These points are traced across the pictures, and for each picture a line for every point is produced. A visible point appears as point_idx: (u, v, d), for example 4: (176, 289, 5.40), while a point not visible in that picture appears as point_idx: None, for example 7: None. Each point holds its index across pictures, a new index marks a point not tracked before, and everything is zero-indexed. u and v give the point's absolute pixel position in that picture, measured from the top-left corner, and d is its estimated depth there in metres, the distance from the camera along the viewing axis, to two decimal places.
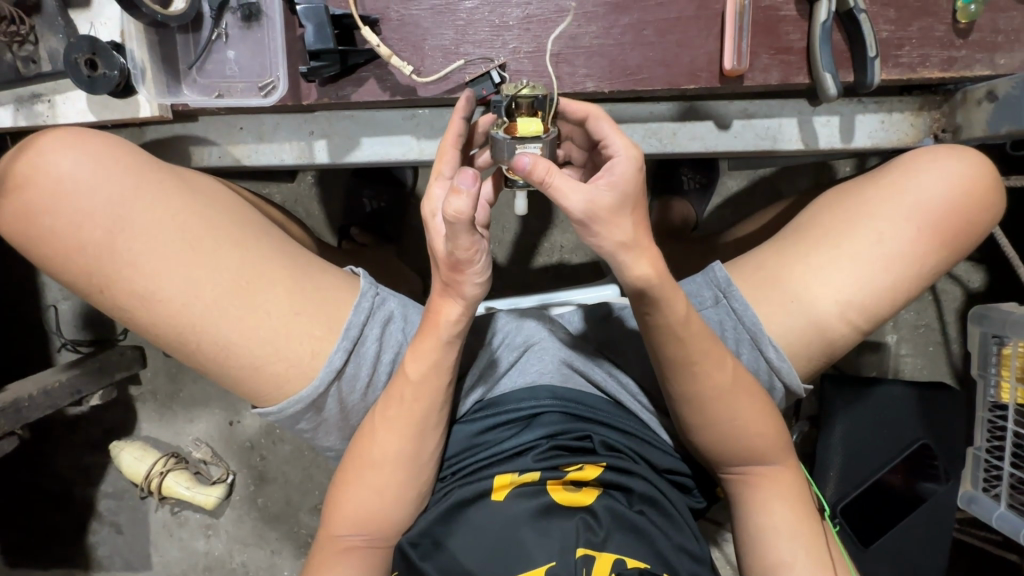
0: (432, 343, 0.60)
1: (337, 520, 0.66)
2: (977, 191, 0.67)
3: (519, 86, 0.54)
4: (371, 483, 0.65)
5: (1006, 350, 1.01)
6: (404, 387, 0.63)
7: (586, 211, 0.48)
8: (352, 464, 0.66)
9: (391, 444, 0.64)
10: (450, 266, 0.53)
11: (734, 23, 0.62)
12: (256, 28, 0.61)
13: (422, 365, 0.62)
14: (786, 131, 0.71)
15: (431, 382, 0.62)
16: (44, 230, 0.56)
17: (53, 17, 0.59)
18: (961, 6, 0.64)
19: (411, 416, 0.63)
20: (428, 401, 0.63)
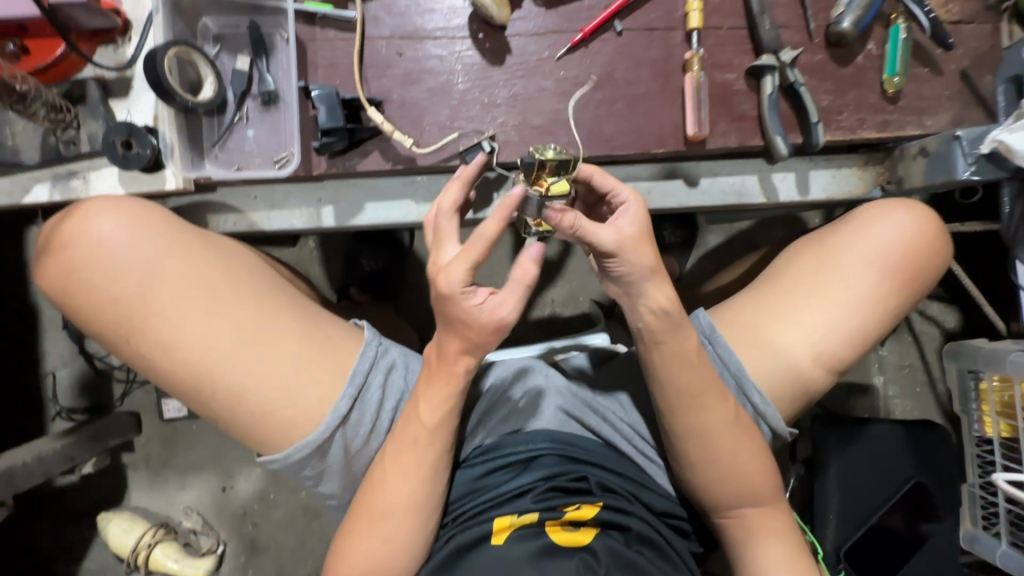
0: (445, 383, 0.62)
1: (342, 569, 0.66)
2: (927, 238, 0.74)
3: (547, 149, 0.57)
4: (375, 530, 0.66)
5: (982, 384, 1.05)
6: (420, 434, 0.64)
7: (619, 243, 0.56)
8: (355, 513, 0.67)
9: (398, 488, 0.65)
10: (483, 323, 0.56)
11: (692, 97, 0.71)
12: (274, 110, 0.69)
13: (432, 410, 0.63)
14: (749, 187, 0.79)
15: (444, 424, 0.64)
16: (80, 284, 0.61)
17: (96, 105, 0.65)
18: (887, 78, 0.74)
19: (416, 462, 0.65)
20: (437, 444, 0.65)
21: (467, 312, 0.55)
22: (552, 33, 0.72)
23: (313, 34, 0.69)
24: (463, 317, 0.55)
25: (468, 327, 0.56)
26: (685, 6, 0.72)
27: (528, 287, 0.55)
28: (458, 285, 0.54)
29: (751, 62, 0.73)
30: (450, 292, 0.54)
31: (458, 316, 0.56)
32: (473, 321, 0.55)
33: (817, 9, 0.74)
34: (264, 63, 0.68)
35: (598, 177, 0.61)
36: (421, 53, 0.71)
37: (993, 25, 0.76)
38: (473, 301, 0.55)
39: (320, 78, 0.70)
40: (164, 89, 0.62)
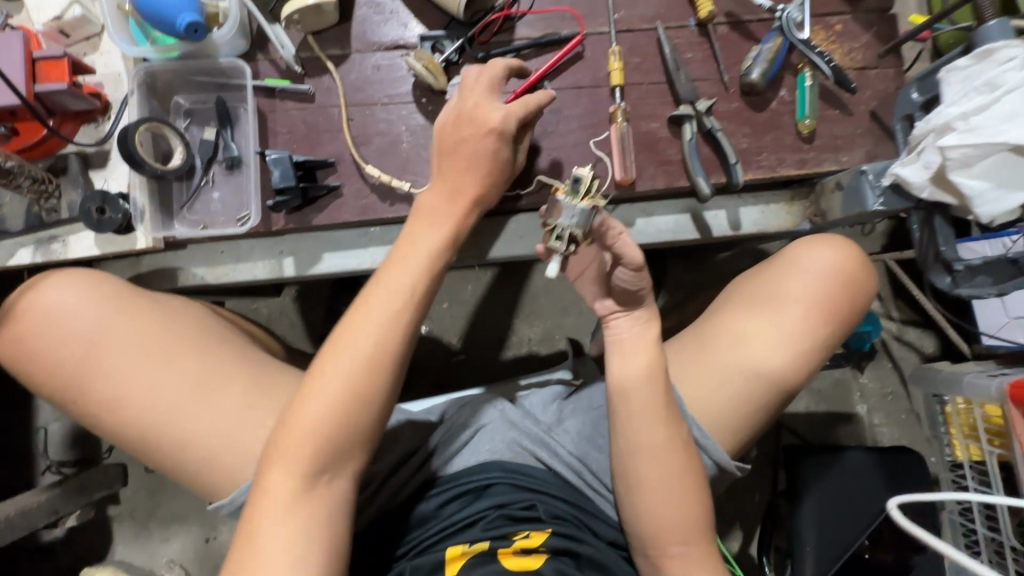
0: (358, 338, 0.62)
1: None
2: (852, 272, 0.77)
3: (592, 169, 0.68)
4: (273, 529, 0.58)
5: (947, 408, 1.06)
6: (323, 402, 0.61)
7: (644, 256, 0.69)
8: (252, 514, 0.59)
9: (303, 460, 0.60)
10: (484, 122, 0.69)
11: (617, 145, 0.78)
12: (237, 173, 0.77)
13: (338, 370, 0.61)
14: (682, 224, 0.84)
15: (352, 384, 0.61)
16: (38, 351, 0.67)
17: (76, 176, 0.73)
18: (800, 120, 0.80)
19: (315, 435, 0.60)
20: (326, 432, 0.60)
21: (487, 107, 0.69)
22: None
23: (273, 105, 0.78)
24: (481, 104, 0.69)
25: (471, 124, 0.69)
26: (608, 66, 0.80)
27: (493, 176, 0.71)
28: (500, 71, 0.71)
29: (671, 111, 0.80)
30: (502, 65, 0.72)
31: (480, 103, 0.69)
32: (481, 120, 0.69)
33: (729, 62, 0.81)
34: (228, 133, 0.76)
35: None
36: (371, 118, 0.79)
37: (896, 69, 0.82)
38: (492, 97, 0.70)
39: (279, 144, 0.77)
40: (135, 160, 0.70)
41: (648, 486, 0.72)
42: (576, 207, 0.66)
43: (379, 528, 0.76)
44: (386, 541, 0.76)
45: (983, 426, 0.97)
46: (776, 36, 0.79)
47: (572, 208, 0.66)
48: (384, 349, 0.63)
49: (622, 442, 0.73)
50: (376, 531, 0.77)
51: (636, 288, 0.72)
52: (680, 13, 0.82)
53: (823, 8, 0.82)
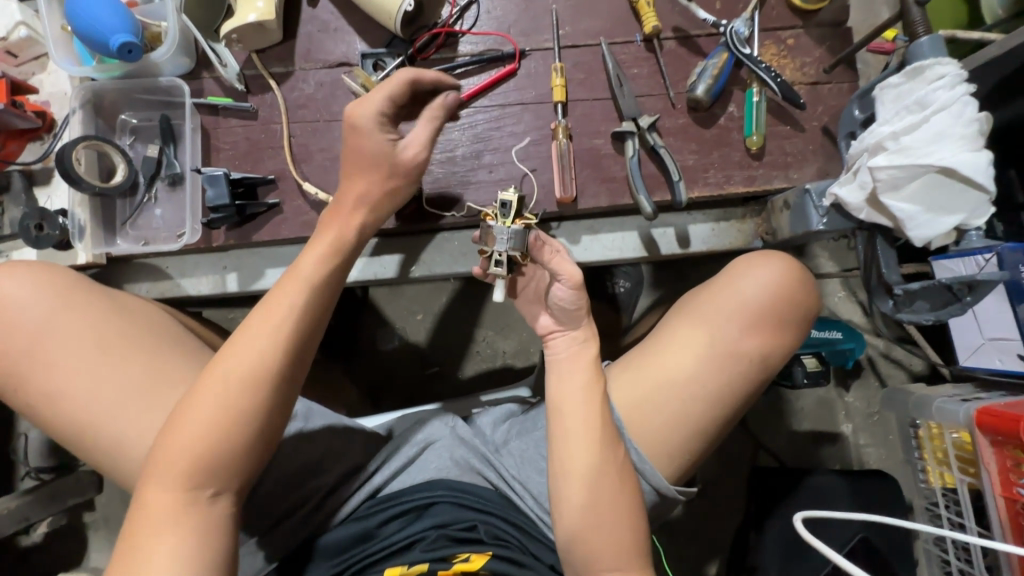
0: (260, 326, 0.62)
1: (133, 539, 0.55)
2: (792, 289, 0.75)
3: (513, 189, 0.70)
4: (159, 513, 0.56)
5: (920, 432, 1.02)
6: (219, 385, 0.59)
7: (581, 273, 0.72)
8: (141, 499, 0.57)
9: (195, 440, 0.58)
10: (383, 161, 0.69)
11: (558, 162, 0.77)
12: (179, 190, 0.78)
13: (238, 356, 0.60)
14: (629, 242, 0.82)
15: (249, 368, 0.60)
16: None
17: (18, 194, 0.74)
18: (748, 137, 0.78)
19: (209, 418, 0.58)
20: (258, 371, 0.60)
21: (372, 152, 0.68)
22: None
23: (216, 123, 0.79)
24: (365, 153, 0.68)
25: (373, 167, 0.69)
26: (551, 82, 0.80)
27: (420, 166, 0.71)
28: (373, 117, 0.68)
29: (615, 128, 0.79)
30: (363, 124, 0.67)
31: (363, 149, 0.69)
32: (380, 158, 0.69)
33: (675, 78, 0.80)
34: (170, 150, 0.77)
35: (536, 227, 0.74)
36: (314, 135, 0.79)
37: (849, 84, 0.80)
38: (379, 138, 0.68)
39: (221, 161, 0.78)
40: (72, 177, 0.71)
41: (574, 514, 0.69)
42: (508, 229, 0.68)
43: (320, 543, 0.74)
44: (328, 557, 0.73)
45: (955, 453, 0.92)
46: (721, 51, 0.77)
47: (507, 232, 0.69)
48: (288, 334, 0.62)
49: (553, 471, 0.72)
50: (316, 546, 0.74)
51: (579, 306, 0.74)
52: (626, 29, 0.81)
53: (774, 23, 0.81)
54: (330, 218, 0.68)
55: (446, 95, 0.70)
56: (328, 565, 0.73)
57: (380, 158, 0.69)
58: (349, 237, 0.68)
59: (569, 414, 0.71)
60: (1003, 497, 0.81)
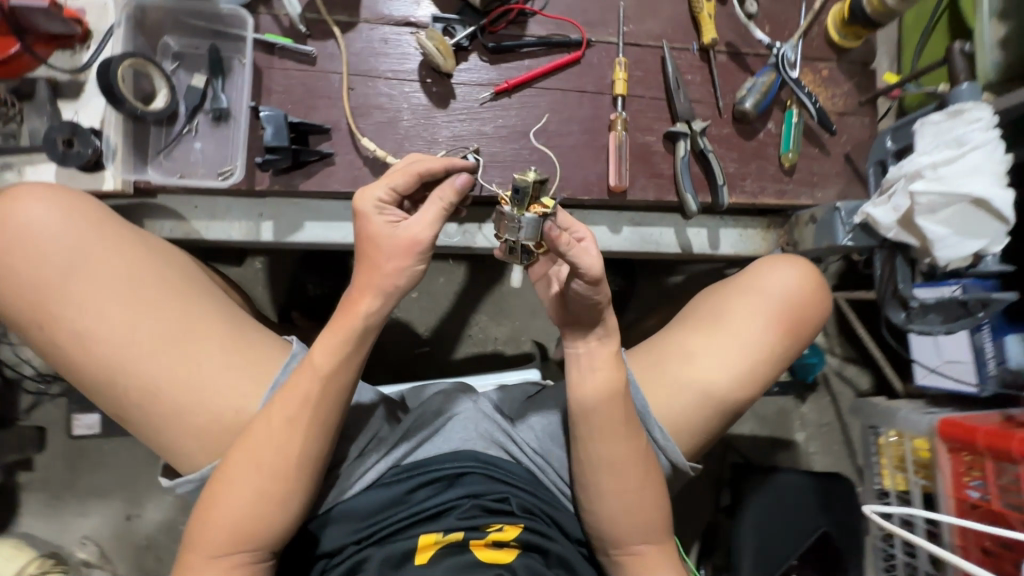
0: (308, 381, 0.62)
1: (209, 531, 0.61)
2: (810, 290, 0.81)
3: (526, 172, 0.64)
4: (211, 548, 0.60)
5: (880, 439, 1.13)
6: (270, 434, 0.62)
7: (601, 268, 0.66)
8: (195, 526, 0.62)
9: (244, 486, 0.61)
10: (391, 249, 0.59)
11: (615, 152, 0.79)
12: (224, 126, 0.73)
13: (289, 411, 0.62)
14: (665, 238, 0.87)
15: (299, 425, 0.62)
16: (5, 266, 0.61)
17: (43, 104, 0.67)
18: (784, 154, 0.85)
19: (261, 469, 0.61)
20: (331, 393, 0.63)
21: (377, 234, 0.60)
22: (493, 84, 0.80)
23: (270, 62, 0.75)
24: (374, 241, 0.60)
25: (380, 251, 0.60)
26: (612, 75, 0.82)
27: (443, 205, 0.60)
28: (375, 206, 0.61)
29: (667, 127, 0.83)
30: (366, 211, 0.61)
31: (370, 238, 0.61)
32: (384, 243, 0.60)
33: (725, 89, 0.85)
34: (219, 83, 0.72)
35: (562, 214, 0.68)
36: (372, 91, 0.77)
37: (871, 119, 0.88)
38: (385, 225, 0.60)
39: (272, 103, 0.74)
40: (115, 95, 0.65)
41: (604, 491, 0.73)
42: (523, 220, 0.63)
43: (343, 507, 0.74)
44: (351, 523, 0.73)
45: (912, 458, 1.04)
46: (771, 71, 0.83)
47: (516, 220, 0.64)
48: (338, 391, 0.63)
49: (580, 451, 0.74)
50: (339, 511, 0.73)
51: (597, 297, 0.69)
52: (685, 35, 0.85)
53: (814, 53, 0.87)
54: (365, 272, 0.61)
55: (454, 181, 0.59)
56: (349, 531, 0.72)
57: (381, 244, 0.60)
58: (383, 290, 0.61)
59: (591, 410, 0.72)
60: (954, 498, 0.94)
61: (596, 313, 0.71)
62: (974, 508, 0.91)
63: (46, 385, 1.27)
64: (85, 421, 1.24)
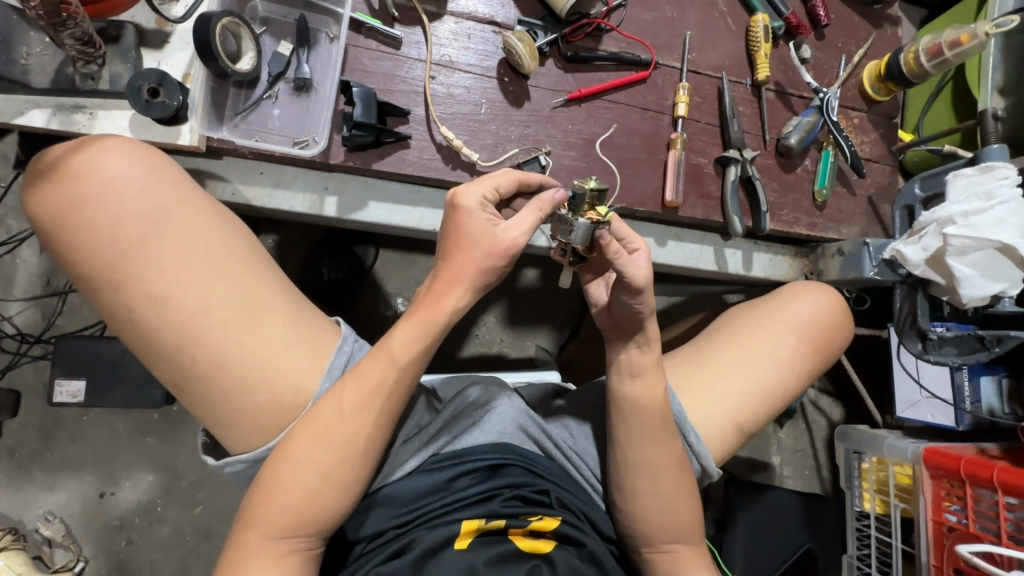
0: (383, 370, 0.63)
1: (269, 513, 0.62)
2: (835, 316, 0.88)
3: (588, 181, 0.65)
4: (271, 530, 0.61)
5: (864, 464, 1.22)
6: (340, 419, 0.63)
7: (646, 279, 0.66)
8: (256, 503, 0.62)
9: (311, 467, 0.62)
10: (488, 247, 0.61)
11: (673, 169, 0.84)
12: (304, 97, 0.73)
13: (360, 397, 0.64)
14: (705, 255, 0.92)
15: (369, 412, 0.64)
16: (84, 221, 0.60)
17: (127, 50, 0.66)
18: (818, 189, 0.92)
19: (330, 452, 0.63)
20: (400, 382, 0.64)
21: (476, 231, 0.61)
22: (566, 92, 0.83)
23: (357, 40, 0.75)
24: (471, 237, 0.61)
25: (476, 248, 0.61)
26: (674, 97, 0.87)
27: (540, 211, 0.63)
28: (477, 202, 0.61)
29: (720, 153, 0.88)
30: (467, 206, 0.61)
31: (468, 233, 0.61)
32: (482, 241, 0.61)
33: (771, 124, 0.92)
34: (304, 53, 0.72)
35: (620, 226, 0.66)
36: (451, 81, 0.79)
37: (892, 167, 0.97)
38: (485, 222, 0.61)
39: (355, 80, 0.75)
40: (209, 52, 0.64)
41: (642, 492, 0.75)
42: (575, 223, 0.63)
43: (387, 491, 0.72)
44: (395, 507, 0.72)
45: (895, 483, 1.12)
46: (814, 113, 0.90)
47: (573, 224, 0.64)
48: (409, 380, 0.65)
49: (619, 452, 0.76)
50: (383, 495, 0.72)
51: (638, 307, 0.69)
52: (740, 70, 0.91)
53: (849, 102, 0.96)
54: (453, 268, 0.62)
55: (547, 196, 0.62)
56: (392, 515, 0.71)
57: (480, 241, 0.61)
58: (473, 286, 0.62)
59: (630, 415, 0.74)
60: (933, 521, 1.01)
61: (636, 322, 0.71)
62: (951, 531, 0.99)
63: (25, 346, 1.19)
64: (68, 387, 1.13)
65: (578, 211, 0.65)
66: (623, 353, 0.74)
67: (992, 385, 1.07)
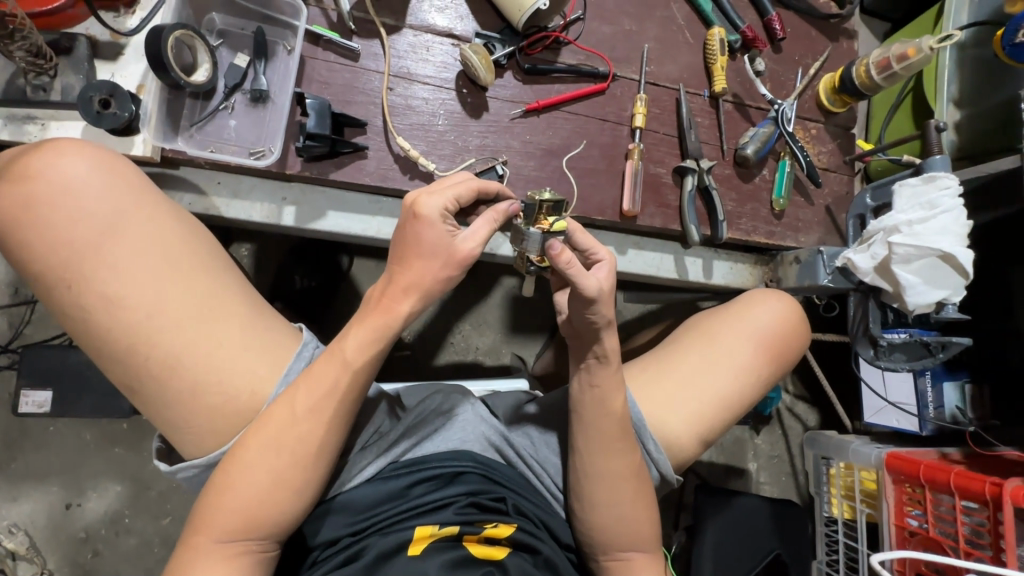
0: (336, 372, 0.63)
1: (216, 518, 0.60)
2: (793, 323, 0.89)
3: (545, 193, 0.64)
4: (219, 533, 0.60)
5: (832, 469, 1.23)
6: (292, 421, 0.62)
7: (600, 291, 0.64)
8: (205, 507, 0.61)
9: (261, 471, 0.61)
10: (445, 258, 0.61)
11: (630, 179, 0.86)
12: (261, 108, 0.74)
13: (312, 399, 0.62)
14: (665, 263, 0.93)
15: (321, 414, 0.63)
16: (38, 220, 0.58)
17: (81, 61, 0.67)
18: (775, 199, 0.94)
19: (281, 454, 0.61)
20: (356, 387, 0.64)
21: (435, 240, 0.61)
22: (524, 103, 0.85)
23: (315, 52, 0.76)
24: (429, 246, 0.61)
25: (434, 257, 0.61)
26: (632, 108, 0.89)
27: (497, 222, 0.63)
28: (439, 211, 0.61)
29: (678, 163, 0.90)
30: (428, 215, 0.61)
31: (427, 242, 0.61)
32: (440, 250, 0.61)
33: (729, 135, 0.93)
34: (261, 65, 0.73)
35: (580, 235, 0.66)
36: (409, 93, 0.80)
37: (849, 177, 0.99)
38: (444, 232, 0.62)
39: (312, 92, 0.76)
40: (161, 63, 0.65)
41: (597, 501, 0.74)
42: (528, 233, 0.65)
43: (343, 498, 0.71)
44: (350, 514, 0.71)
45: (861, 488, 1.13)
46: (771, 124, 0.92)
47: (526, 233, 0.65)
48: (363, 382, 0.64)
49: (575, 460, 0.75)
50: (338, 502, 0.71)
51: (597, 321, 0.67)
52: (698, 82, 0.93)
53: (806, 113, 0.98)
54: (407, 269, 0.62)
55: (502, 207, 0.63)
56: (347, 522, 0.70)
57: (438, 250, 0.61)
58: (429, 292, 0.62)
59: (588, 424, 0.73)
60: (895, 526, 1.01)
61: (593, 333, 0.69)
62: (913, 535, 0.99)
63: None
64: (34, 397, 1.13)
65: (533, 218, 0.66)
66: (580, 366, 0.73)
67: (955, 390, 1.06)
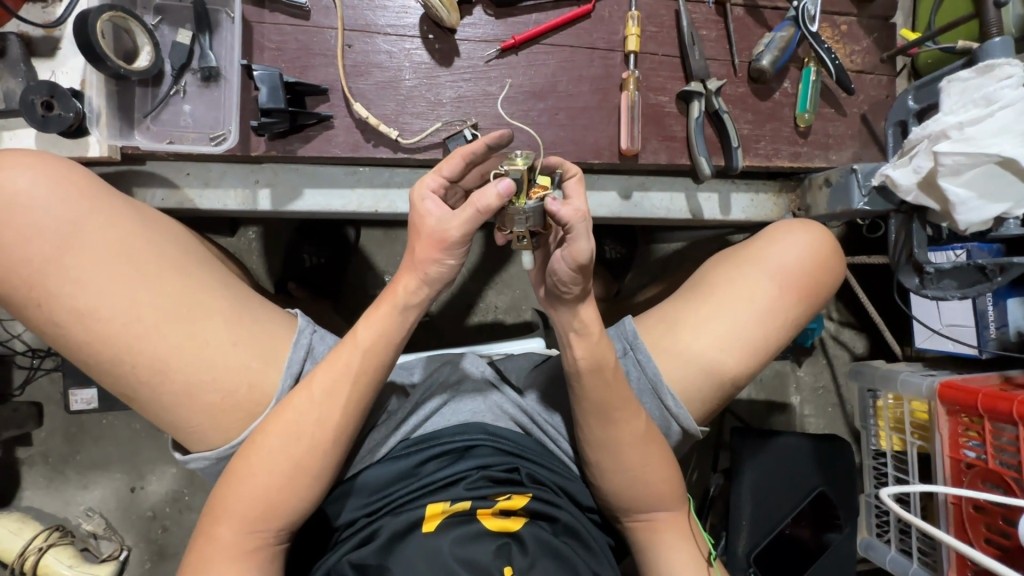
0: (348, 355, 0.63)
1: (224, 514, 0.61)
2: (823, 255, 0.81)
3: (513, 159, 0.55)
4: (232, 530, 0.61)
5: (879, 401, 1.15)
6: (304, 413, 0.62)
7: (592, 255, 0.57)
8: (216, 501, 0.62)
9: (271, 467, 0.61)
10: (423, 237, 0.57)
11: (627, 113, 0.76)
12: (214, 87, 0.70)
13: (327, 383, 0.62)
14: (676, 203, 0.85)
15: (331, 411, 0.62)
16: None
17: (17, 62, 0.65)
18: (800, 114, 0.81)
19: (290, 450, 0.61)
20: (372, 371, 0.63)
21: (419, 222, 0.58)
22: (499, 41, 0.75)
23: (261, 16, 0.70)
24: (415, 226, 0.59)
25: (416, 239, 0.59)
26: (624, 30, 0.78)
27: (479, 213, 0.54)
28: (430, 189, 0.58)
29: (681, 87, 0.79)
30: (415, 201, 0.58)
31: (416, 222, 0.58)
32: (420, 229, 0.58)
33: (741, 46, 0.81)
34: (206, 39, 0.68)
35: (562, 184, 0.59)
36: (371, 47, 0.72)
37: (889, 77, 0.85)
38: (426, 213, 0.57)
39: (265, 61, 0.70)
40: (95, 53, 0.61)
41: (614, 466, 0.71)
42: (527, 208, 0.56)
43: (358, 478, 0.72)
44: (365, 495, 0.71)
45: (911, 420, 1.06)
46: (790, 26, 0.79)
47: (524, 212, 0.56)
48: (379, 370, 0.64)
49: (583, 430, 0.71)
50: (354, 484, 0.72)
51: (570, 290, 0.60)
52: None
53: (833, 7, 0.83)
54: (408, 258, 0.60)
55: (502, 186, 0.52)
56: (363, 503, 0.71)
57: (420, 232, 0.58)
58: (431, 279, 0.60)
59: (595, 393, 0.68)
60: (950, 458, 0.94)
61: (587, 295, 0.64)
62: (969, 467, 0.91)
63: (37, 360, 1.24)
64: (82, 395, 1.15)
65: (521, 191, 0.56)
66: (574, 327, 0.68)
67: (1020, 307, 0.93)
